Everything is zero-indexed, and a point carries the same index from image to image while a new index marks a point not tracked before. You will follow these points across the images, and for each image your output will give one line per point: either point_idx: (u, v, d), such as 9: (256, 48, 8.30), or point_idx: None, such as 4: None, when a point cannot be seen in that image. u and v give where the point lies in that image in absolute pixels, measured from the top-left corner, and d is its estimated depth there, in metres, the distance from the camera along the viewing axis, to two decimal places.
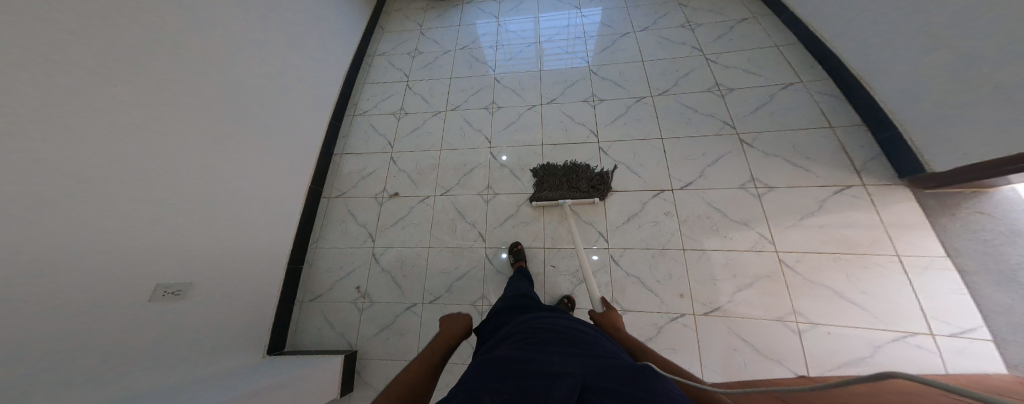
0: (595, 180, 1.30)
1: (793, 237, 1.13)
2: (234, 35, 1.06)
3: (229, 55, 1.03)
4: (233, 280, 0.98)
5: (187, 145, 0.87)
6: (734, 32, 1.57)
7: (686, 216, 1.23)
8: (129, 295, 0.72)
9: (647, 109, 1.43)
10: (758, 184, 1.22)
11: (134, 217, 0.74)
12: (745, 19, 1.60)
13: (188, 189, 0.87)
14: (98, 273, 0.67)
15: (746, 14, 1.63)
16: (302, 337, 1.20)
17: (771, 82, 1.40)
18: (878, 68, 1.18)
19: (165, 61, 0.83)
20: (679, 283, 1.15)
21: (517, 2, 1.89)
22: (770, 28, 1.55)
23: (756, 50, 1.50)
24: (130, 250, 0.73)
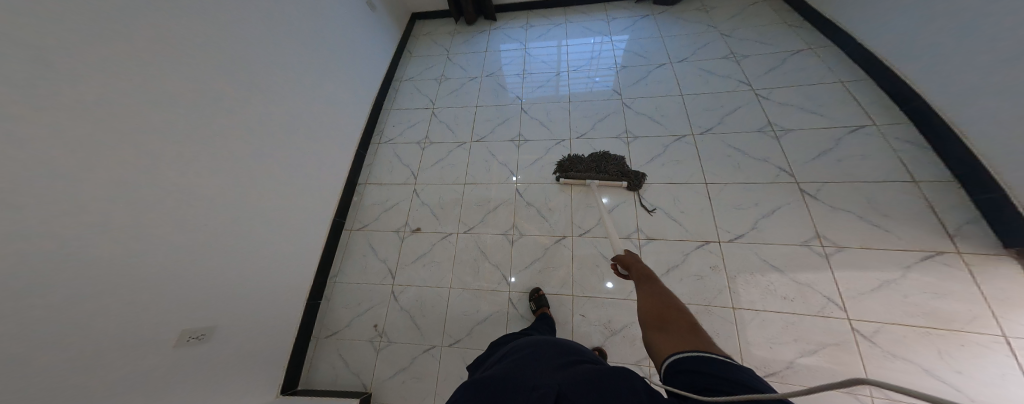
0: (624, 167, 1.31)
1: (870, 306, 0.98)
2: (265, 71, 1.08)
3: (258, 92, 1.05)
4: (247, 320, 0.96)
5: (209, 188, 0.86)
6: (785, 67, 1.45)
7: (736, 273, 1.11)
8: (144, 346, 0.71)
9: (688, 148, 1.33)
10: (824, 242, 1.08)
11: (155, 266, 0.74)
12: (800, 51, 1.48)
13: (210, 234, 0.86)
14: (113, 327, 0.66)
15: (802, 45, 1.50)
16: (316, 376, 1.14)
17: (836, 124, 1.26)
18: (973, 119, 1.02)
19: (195, 104, 0.84)
20: (727, 343, 1.01)
21: (545, 29, 1.86)
22: (830, 62, 1.42)
23: (812, 88, 1.36)
24: (144, 303, 0.71)
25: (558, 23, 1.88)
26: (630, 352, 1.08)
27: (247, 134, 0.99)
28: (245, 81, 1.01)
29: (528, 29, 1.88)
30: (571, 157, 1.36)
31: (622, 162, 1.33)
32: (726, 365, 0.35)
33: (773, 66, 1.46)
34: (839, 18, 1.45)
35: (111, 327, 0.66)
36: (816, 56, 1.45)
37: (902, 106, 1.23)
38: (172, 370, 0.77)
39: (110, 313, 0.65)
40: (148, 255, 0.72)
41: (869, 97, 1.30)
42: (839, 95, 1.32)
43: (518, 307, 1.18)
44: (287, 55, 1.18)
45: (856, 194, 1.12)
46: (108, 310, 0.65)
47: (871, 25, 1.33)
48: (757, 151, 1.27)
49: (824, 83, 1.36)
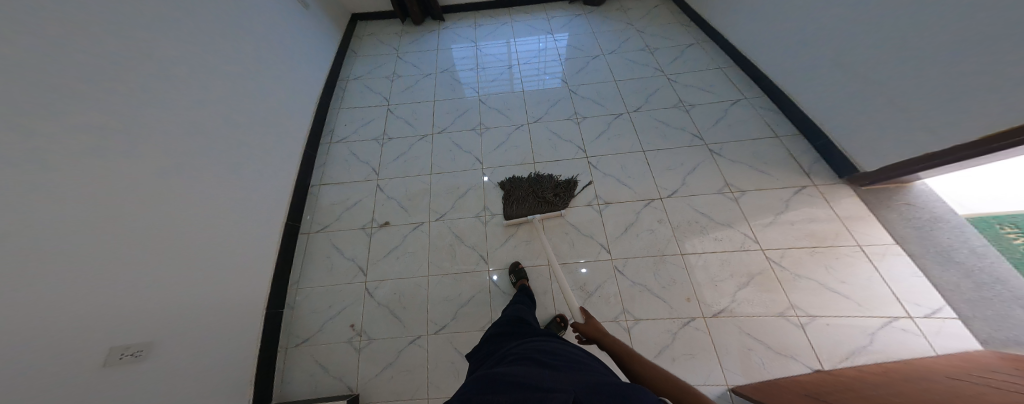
0: (559, 189, 1.37)
1: (772, 235, 1.27)
2: (185, 57, 0.97)
3: (179, 80, 0.94)
4: (199, 332, 0.83)
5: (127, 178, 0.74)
6: (683, 57, 1.81)
7: (677, 223, 1.33)
8: (76, 362, 0.58)
9: (626, 124, 1.56)
10: (732, 188, 1.38)
11: (74, 266, 0.61)
12: (692, 45, 1.87)
13: (136, 230, 0.74)
14: (43, 336, 0.53)
15: (692, 40, 1.90)
16: (290, 388, 1.00)
17: (721, 99, 1.62)
18: (798, 88, 1.43)
19: (104, 83, 0.74)
20: (684, 287, 1.20)
21: (491, 28, 2.00)
22: (713, 53, 1.83)
23: (703, 73, 1.73)
24: (70, 305, 0.59)
25: (504, 22, 2.03)
26: (608, 307, 1.19)
27: (167, 126, 0.86)
28: (155, 64, 0.88)
29: (477, 28, 2.00)
30: (511, 181, 1.39)
31: (554, 179, 1.41)
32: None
33: (677, 56, 1.81)
34: (711, 20, 1.87)
35: (40, 334, 0.53)
36: (703, 48, 1.86)
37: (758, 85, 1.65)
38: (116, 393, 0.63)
39: (36, 315, 0.53)
40: (59, 247, 0.59)
41: (739, 79, 1.70)
42: (721, 79, 1.70)
43: (496, 283, 1.21)
44: (208, 45, 1.07)
45: (746, 150, 1.46)
46: (36, 309, 0.53)
47: (732, 25, 1.74)
48: (677, 124, 1.55)
49: (710, 69, 1.75)
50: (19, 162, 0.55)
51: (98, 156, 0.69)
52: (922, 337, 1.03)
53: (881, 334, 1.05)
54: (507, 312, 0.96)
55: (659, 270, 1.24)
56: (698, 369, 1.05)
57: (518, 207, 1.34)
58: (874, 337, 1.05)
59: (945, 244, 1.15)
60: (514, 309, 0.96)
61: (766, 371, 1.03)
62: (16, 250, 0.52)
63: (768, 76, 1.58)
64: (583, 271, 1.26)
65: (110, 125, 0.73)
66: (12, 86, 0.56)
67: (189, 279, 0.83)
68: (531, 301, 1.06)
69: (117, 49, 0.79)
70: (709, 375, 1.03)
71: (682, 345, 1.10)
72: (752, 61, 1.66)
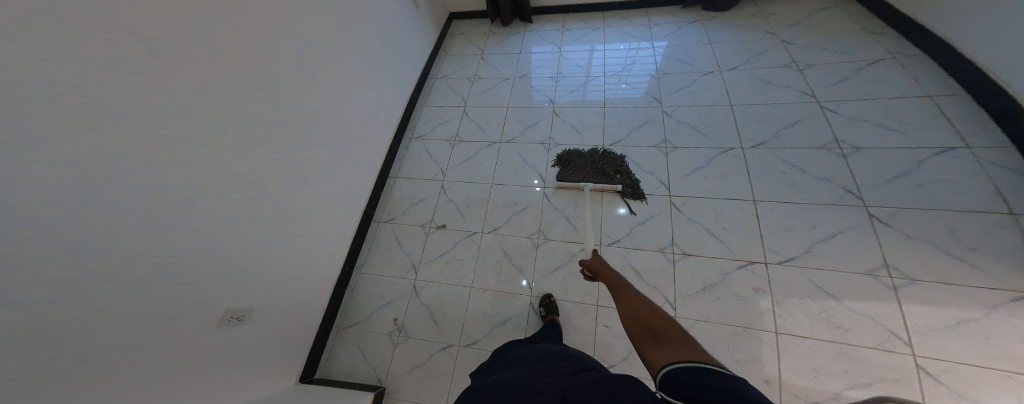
0: (621, 166, 1.32)
1: (939, 343, 0.88)
2: (321, 61, 1.13)
3: (313, 80, 1.10)
4: (281, 301, 0.98)
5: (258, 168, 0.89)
6: (862, 77, 1.33)
7: (783, 297, 1.03)
8: (198, 317, 0.74)
9: (736, 163, 1.25)
10: (893, 272, 0.99)
11: (213, 239, 0.76)
12: (880, 60, 1.36)
13: (258, 212, 0.89)
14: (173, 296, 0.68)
15: (884, 53, 1.38)
16: (333, 366, 1.15)
17: (920, 144, 1.14)
18: None
19: (258, 84, 0.89)
20: (766, 367, 0.95)
21: (580, 34, 1.83)
22: (917, 73, 1.29)
23: (896, 102, 1.24)
24: (202, 273, 0.74)
25: (595, 28, 1.84)
26: None
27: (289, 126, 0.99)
28: (298, 66, 1.03)
29: (564, 33, 1.86)
30: (570, 153, 1.39)
31: (620, 160, 1.34)
32: (728, 377, 0.30)
33: (845, 77, 1.35)
34: (938, 26, 1.30)
35: (167, 297, 0.67)
36: (900, 65, 1.33)
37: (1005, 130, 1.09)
38: (215, 348, 0.79)
39: (173, 287, 0.68)
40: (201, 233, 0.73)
41: (965, 115, 1.16)
42: (931, 112, 1.19)
43: (535, 310, 1.15)
44: (338, 44, 1.21)
45: (926, 223, 1.02)
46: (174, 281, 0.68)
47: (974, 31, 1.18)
48: (818, 169, 1.18)
49: (907, 97, 1.24)
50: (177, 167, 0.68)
51: (241, 150, 0.84)
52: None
53: None
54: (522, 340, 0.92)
55: (736, 343, 1.00)
56: None
57: (574, 174, 1.34)
58: None
59: None
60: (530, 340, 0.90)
61: None
62: (162, 238, 0.65)
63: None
64: None
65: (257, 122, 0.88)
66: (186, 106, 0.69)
67: (285, 260, 0.98)
68: (558, 337, 0.98)
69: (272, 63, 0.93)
70: None
71: None
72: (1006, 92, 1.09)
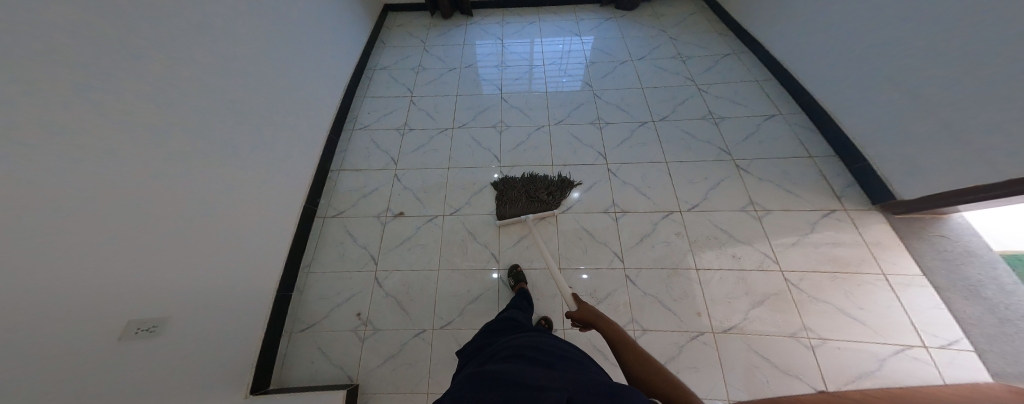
0: (552, 188, 1.32)
1: (793, 257, 1.23)
2: (235, 37, 1.01)
3: (227, 56, 0.97)
4: (211, 308, 0.83)
5: (168, 149, 0.75)
6: (718, 66, 1.77)
7: (695, 237, 1.29)
8: (102, 329, 0.60)
9: (649, 133, 1.53)
10: (757, 207, 1.33)
11: (110, 231, 0.62)
12: (727, 55, 1.82)
13: (169, 201, 0.74)
14: (75, 299, 0.55)
15: (727, 50, 1.85)
16: (289, 373, 1.01)
17: (755, 114, 1.57)
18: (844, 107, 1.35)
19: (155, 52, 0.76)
20: (695, 303, 1.18)
21: (519, 27, 1.99)
22: (748, 65, 1.77)
23: (738, 85, 1.68)
24: (101, 269, 0.60)
25: (532, 21, 2.03)
26: (616, 316, 1.16)
27: (200, 103, 0.86)
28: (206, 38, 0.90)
29: (504, 25, 2.00)
30: (503, 182, 1.33)
31: (550, 179, 1.36)
32: None
33: (710, 66, 1.77)
34: (754, 32, 1.80)
35: (63, 299, 0.53)
36: (738, 59, 1.81)
37: (798, 101, 1.58)
38: (128, 367, 0.63)
39: (64, 285, 0.53)
40: (90, 216, 0.59)
41: (777, 93, 1.64)
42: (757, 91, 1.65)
43: (504, 283, 1.20)
44: (251, 19, 1.08)
45: (775, 168, 1.40)
46: (65, 276, 0.54)
47: (776, 36, 1.67)
48: (705, 135, 1.51)
49: (743, 81, 1.70)
50: (54, 132, 0.54)
51: (143, 123, 0.70)
52: (933, 366, 0.99)
53: (891, 361, 1.01)
54: (503, 313, 0.93)
55: (671, 281, 1.22)
56: (702, 382, 1.03)
57: (511, 207, 1.28)
58: (883, 363, 1.01)
59: (974, 280, 1.10)
60: (511, 312, 0.92)
61: (769, 387, 1.00)
62: (44, 219, 0.51)
63: (810, 92, 1.51)
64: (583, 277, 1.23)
65: (159, 95, 0.75)
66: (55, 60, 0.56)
67: (207, 258, 0.83)
68: (529, 307, 1.02)
69: (169, 27, 0.80)
70: (710, 388, 1.02)
71: (688, 359, 1.08)
72: (794, 76, 1.58)
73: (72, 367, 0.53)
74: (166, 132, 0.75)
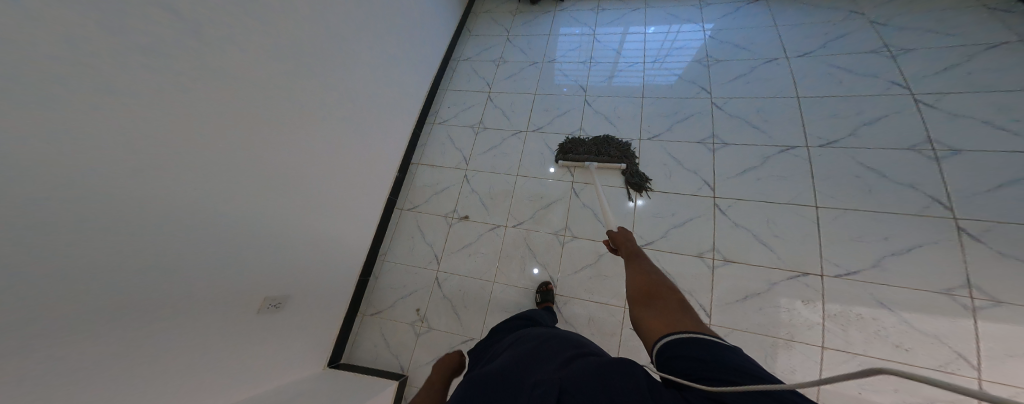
0: (626, 150, 1.26)
1: (1013, 369, 0.83)
2: (356, 49, 1.08)
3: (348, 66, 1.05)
4: (310, 290, 1.00)
5: (293, 161, 0.87)
6: (980, 65, 1.14)
7: (835, 312, 0.97)
8: (233, 312, 0.76)
9: (799, 163, 1.14)
10: (973, 294, 0.90)
11: (244, 235, 0.75)
12: (1003, 44, 1.16)
13: (291, 208, 0.88)
14: (206, 290, 0.69)
15: (1006, 36, 1.17)
16: (358, 351, 1.18)
17: None
18: None
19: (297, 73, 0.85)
20: (804, 379, 0.92)
21: (618, 14, 1.67)
22: None
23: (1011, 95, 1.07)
24: (236, 266, 0.74)
25: (634, 8, 1.67)
26: None
27: (322, 116, 0.97)
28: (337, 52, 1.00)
29: (599, 13, 1.70)
30: (573, 140, 1.33)
31: (626, 145, 1.29)
32: (721, 353, 0.31)
33: (951, 66, 1.17)
34: None
35: (198, 292, 0.67)
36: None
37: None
38: (245, 336, 0.80)
39: (204, 282, 0.68)
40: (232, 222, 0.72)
41: None
42: None
43: (530, 296, 1.15)
44: (369, 22, 1.14)
45: None
46: (209, 274, 0.69)
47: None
48: (902, 175, 1.06)
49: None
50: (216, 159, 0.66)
51: (274, 142, 0.82)
52: None
53: None
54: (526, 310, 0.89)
55: (775, 356, 0.96)
56: None
57: (578, 155, 1.29)
58: None
59: None
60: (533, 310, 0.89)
61: None
62: (192, 229, 0.64)
63: None
64: None
65: (292, 112, 0.85)
66: (217, 95, 0.65)
67: (312, 251, 0.98)
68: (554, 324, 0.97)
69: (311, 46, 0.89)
70: None
71: None
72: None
73: (197, 338, 0.69)
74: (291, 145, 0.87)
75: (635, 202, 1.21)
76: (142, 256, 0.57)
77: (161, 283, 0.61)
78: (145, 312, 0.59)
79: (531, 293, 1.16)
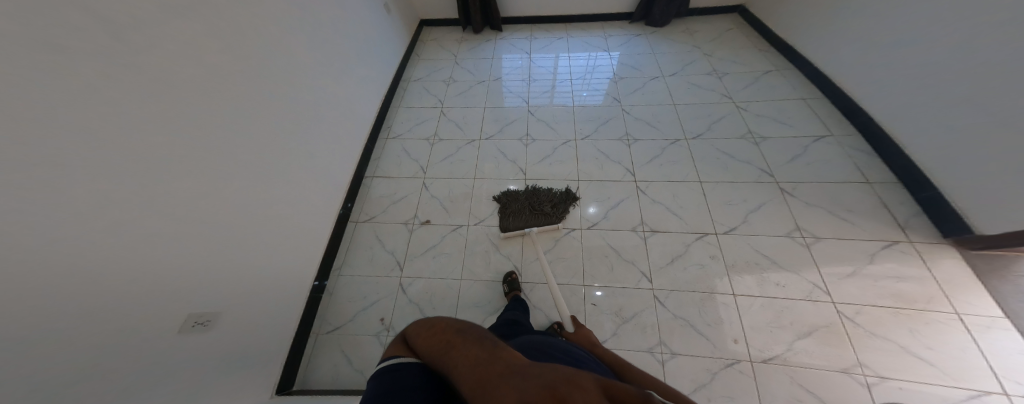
0: (555, 201, 1.34)
1: (848, 289, 1.15)
2: (285, 53, 1.11)
3: (277, 70, 1.07)
4: (251, 301, 0.89)
5: (217, 157, 0.83)
6: (758, 84, 1.72)
7: (733, 261, 1.25)
8: (160, 322, 0.66)
9: (683, 151, 1.49)
10: (804, 233, 1.27)
11: (168, 229, 0.69)
12: (767, 72, 1.77)
13: (219, 207, 0.82)
14: (125, 293, 0.60)
15: (768, 67, 1.80)
16: (313, 374, 1.04)
17: (803, 134, 1.50)
18: (912, 127, 1.25)
19: (215, 64, 0.85)
20: (732, 328, 1.12)
21: (547, 42, 2.03)
22: (792, 81, 1.72)
23: (782, 103, 1.63)
24: (157, 266, 0.66)
25: (560, 37, 2.06)
26: (643, 337, 1.12)
27: (251, 113, 0.95)
28: (262, 48, 1.01)
29: (533, 41, 2.04)
30: (506, 197, 1.35)
31: (553, 192, 1.38)
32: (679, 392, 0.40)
33: (750, 83, 1.73)
34: (800, 48, 1.74)
35: (113, 292, 0.58)
36: (781, 76, 1.75)
37: (852, 121, 1.50)
38: (182, 356, 0.69)
39: (115, 286, 0.58)
40: (152, 213, 0.66)
41: (827, 112, 1.57)
42: (802, 110, 1.58)
43: (499, 289, 1.19)
44: (303, 34, 1.20)
45: (825, 193, 1.34)
46: (123, 274, 0.60)
47: (828, 51, 1.58)
48: (743, 155, 1.47)
49: (791, 99, 1.63)
50: (128, 148, 0.62)
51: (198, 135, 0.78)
52: None
53: None
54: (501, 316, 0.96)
55: (704, 308, 1.17)
56: None
57: (515, 220, 1.30)
58: None
59: None
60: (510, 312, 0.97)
61: None
62: (104, 219, 0.58)
63: (868, 112, 1.42)
64: (598, 295, 1.20)
65: (216, 105, 0.83)
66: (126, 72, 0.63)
67: (248, 259, 0.90)
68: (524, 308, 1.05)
69: (232, 43, 0.90)
70: None
71: (721, 388, 1.01)
72: (848, 95, 1.50)
73: (116, 355, 0.57)
74: (216, 138, 0.83)
75: (586, 210, 1.37)
76: (52, 248, 0.50)
77: (76, 276, 0.53)
78: (66, 310, 0.51)
79: (501, 289, 1.20)
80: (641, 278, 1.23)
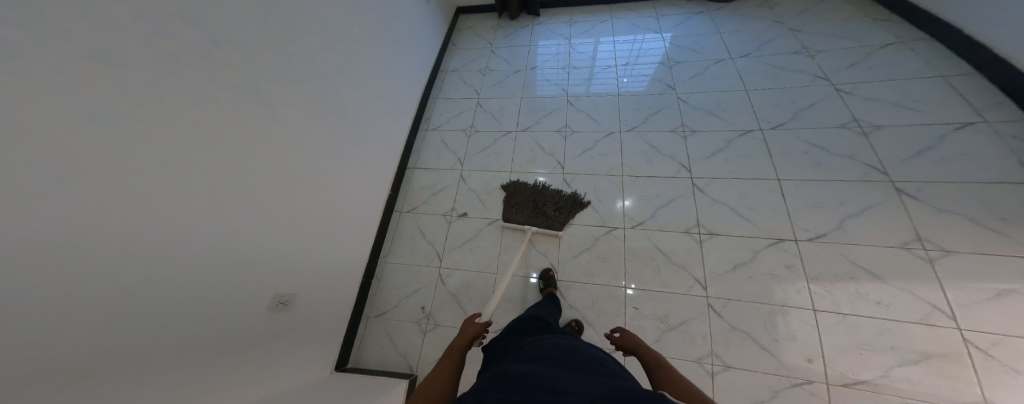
0: (561, 204, 1.26)
1: (986, 316, 0.92)
2: (344, 49, 1.14)
3: (340, 72, 1.12)
4: (315, 285, 0.98)
5: (297, 155, 0.91)
6: (872, 62, 1.43)
7: (816, 273, 1.06)
8: (250, 303, 0.76)
9: (757, 144, 1.32)
10: (926, 245, 1.04)
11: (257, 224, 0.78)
12: (887, 45, 1.47)
13: (297, 206, 0.91)
14: (224, 277, 0.69)
15: (889, 38, 1.50)
16: (364, 354, 1.15)
17: (937, 120, 1.23)
18: None
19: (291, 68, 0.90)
20: (806, 346, 0.97)
21: (590, 25, 1.89)
22: (925, 54, 1.40)
23: (906, 82, 1.35)
24: (245, 257, 0.75)
25: (604, 19, 1.90)
26: (691, 347, 1.02)
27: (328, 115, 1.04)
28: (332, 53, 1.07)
29: (573, 25, 1.91)
30: (512, 189, 1.32)
31: (562, 195, 1.29)
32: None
33: (856, 61, 1.45)
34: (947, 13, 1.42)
35: (216, 276, 0.67)
36: (911, 46, 1.44)
37: (1022, 106, 1.18)
38: (258, 331, 0.79)
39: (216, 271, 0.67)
40: (244, 203, 0.74)
41: (976, 93, 1.26)
42: (941, 90, 1.29)
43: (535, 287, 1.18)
44: (362, 30, 1.24)
45: (964, 196, 1.09)
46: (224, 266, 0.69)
47: (993, 16, 1.25)
48: (841, 149, 1.26)
49: (924, 77, 1.34)
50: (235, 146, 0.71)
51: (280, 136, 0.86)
52: None
53: None
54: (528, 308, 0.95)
55: (773, 322, 1.01)
56: None
57: (516, 213, 1.28)
58: None
59: None
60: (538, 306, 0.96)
61: None
62: (211, 209, 0.66)
63: None
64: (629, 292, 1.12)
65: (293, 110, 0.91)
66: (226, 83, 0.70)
67: (311, 245, 0.96)
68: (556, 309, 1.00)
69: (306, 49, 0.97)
70: None
71: None
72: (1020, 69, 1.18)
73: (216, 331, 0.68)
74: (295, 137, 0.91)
75: (622, 203, 1.28)
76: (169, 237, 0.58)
77: (188, 258, 0.61)
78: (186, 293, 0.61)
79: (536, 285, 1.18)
80: (693, 284, 1.11)
